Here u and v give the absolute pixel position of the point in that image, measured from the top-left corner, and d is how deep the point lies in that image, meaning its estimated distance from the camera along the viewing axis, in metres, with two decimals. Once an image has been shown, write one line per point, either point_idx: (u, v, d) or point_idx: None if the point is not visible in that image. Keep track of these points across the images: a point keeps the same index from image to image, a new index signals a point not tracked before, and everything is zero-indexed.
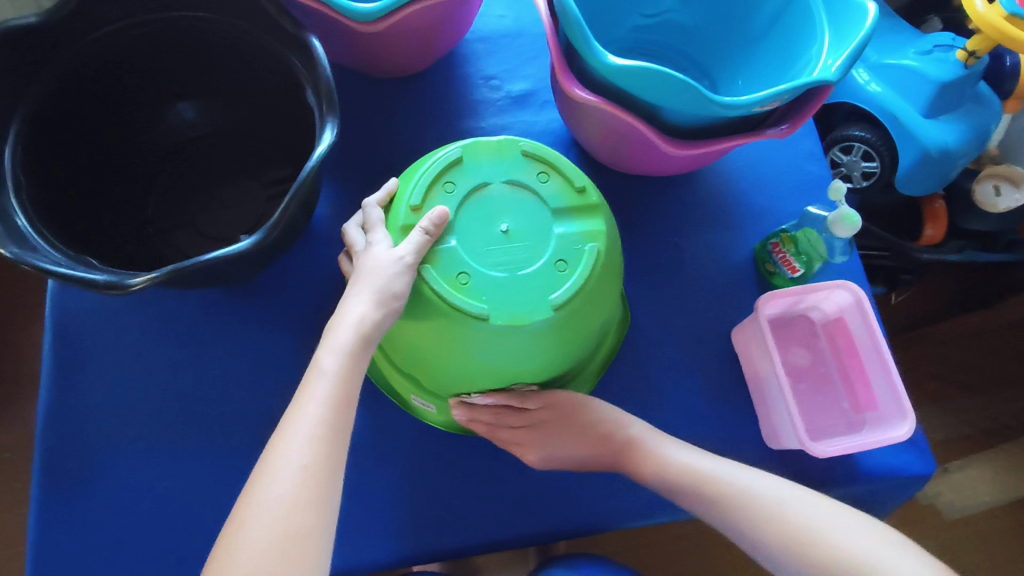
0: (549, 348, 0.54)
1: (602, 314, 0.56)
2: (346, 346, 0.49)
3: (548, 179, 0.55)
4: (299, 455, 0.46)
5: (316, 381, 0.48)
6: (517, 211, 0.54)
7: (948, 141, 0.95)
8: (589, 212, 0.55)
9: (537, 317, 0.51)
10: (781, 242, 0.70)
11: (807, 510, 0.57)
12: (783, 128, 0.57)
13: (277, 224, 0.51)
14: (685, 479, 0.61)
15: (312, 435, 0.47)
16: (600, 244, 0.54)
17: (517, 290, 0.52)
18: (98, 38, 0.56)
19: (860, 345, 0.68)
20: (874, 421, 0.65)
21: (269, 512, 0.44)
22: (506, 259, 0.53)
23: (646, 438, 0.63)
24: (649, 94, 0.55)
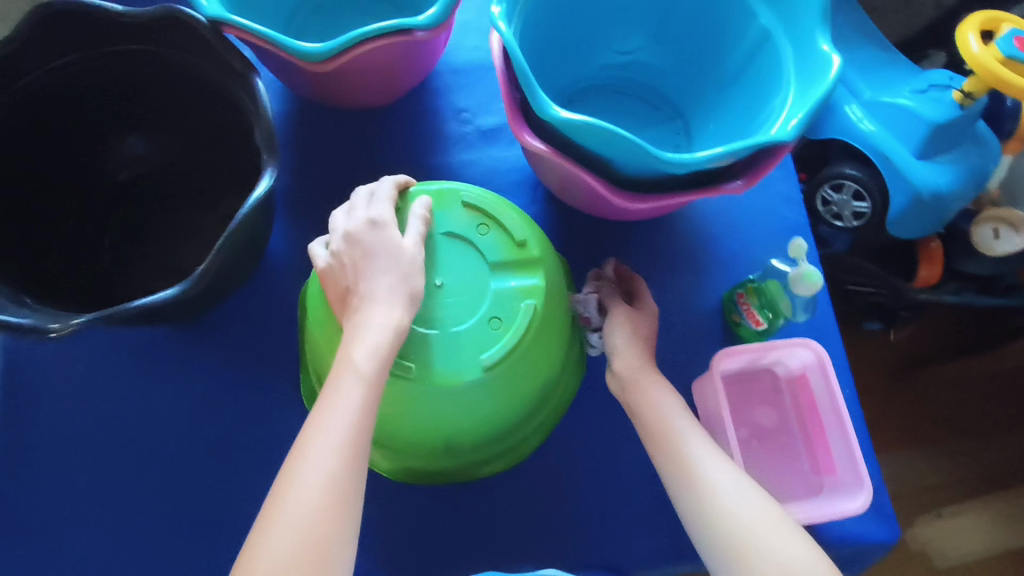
0: (481, 407, 0.53)
1: (543, 368, 0.55)
2: (381, 346, 0.48)
3: (487, 231, 0.55)
4: (326, 462, 0.44)
5: (346, 376, 0.47)
6: (452, 264, 0.54)
7: (941, 184, 0.91)
8: (528, 266, 0.54)
9: (466, 377, 0.51)
10: (745, 293, 0.67)
11: (726, 483, 0.52)
12: (739, 184, 0.54)
13: (204, 275, 0.51)
14: (662, 427, 0.56)
15: (339, 445, 0.45)
16: (537, 301, 0.53)
17: (448, 348, 0.52)
18: (46, 75, 0.57)
19: (822, 407, 0.65)
20: (831, 487, 0.63)
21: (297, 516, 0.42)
22: (439, 315, 0.53)
23: (642, 380, 0.59)
24: (598, 146, 0.53)
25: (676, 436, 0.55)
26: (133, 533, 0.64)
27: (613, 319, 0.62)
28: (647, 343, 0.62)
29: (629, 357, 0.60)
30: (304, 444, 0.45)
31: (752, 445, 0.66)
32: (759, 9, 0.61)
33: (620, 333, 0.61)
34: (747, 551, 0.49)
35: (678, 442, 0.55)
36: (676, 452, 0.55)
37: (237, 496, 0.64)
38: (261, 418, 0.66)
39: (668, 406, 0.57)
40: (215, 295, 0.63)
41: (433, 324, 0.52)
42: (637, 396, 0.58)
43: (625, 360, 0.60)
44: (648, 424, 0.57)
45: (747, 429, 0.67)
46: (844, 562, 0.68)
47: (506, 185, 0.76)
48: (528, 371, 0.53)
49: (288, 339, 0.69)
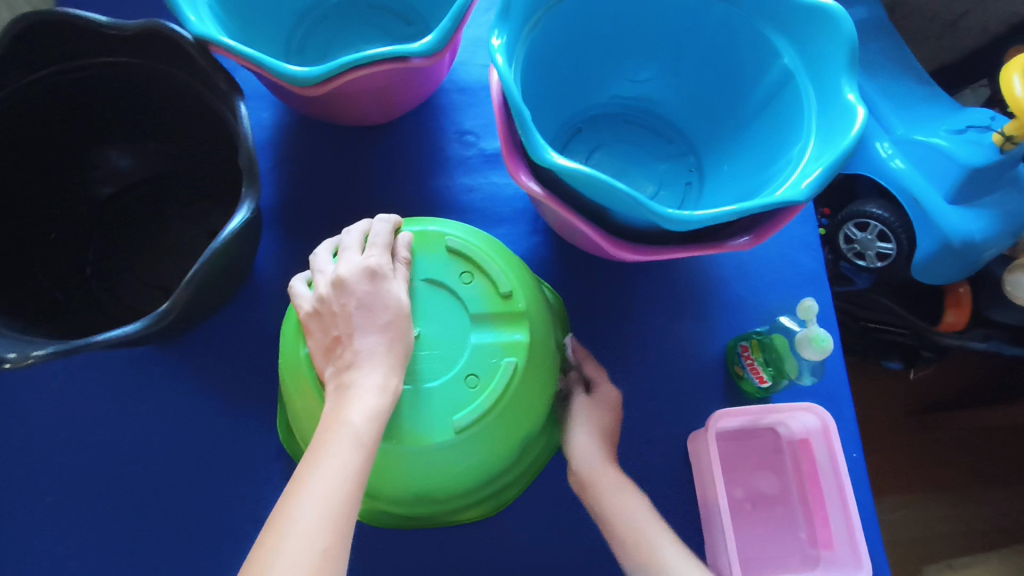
0: (451, 467, 0.53)
1: (520, 428, 0.55)
2: (378, 407, 0.47)
3: (471, 280, 0.56)
4: (318, 537, 0.40)
5: (340, 437, 0.45)
6: (432, 315, 0.55)
7: (974, 232, 0.85)
8: (510, 319, 0.55)
9: (437, 438, 0.52)
10: (750, 347, 0.64)
11: (687, 573, 0.51)
12: (744, 241, 0.50)
13: (169, 311, 0.48)
14: (625, 530, 0.54)
15: (330, 515, 0.41)
16: (518, 358, 0.54)
17: (423, 406, 0.52)
18: (27, 85, 0.54)
19: (823, 474, 0.61)
20: (828, 562, 0.59)
21: None
22: (416, 369, 0.54)
23: (598, 475, 0.57)
24: (596, 196, 0.50)
25: (643, 537, 0.53)
26: (99, 556, 0.62)
27: (574, 410, 0.61)
28: (608, 440, 0.60)
29: (592, 459, 0.58)
30: (291, 503, 0.41)
31: (746, 508, 0.63)
32: (782, 48, 0.57)
33: (581, 429, 0.60)
34: None
35: (645, 543, 0.53)
36: (641, 551, 0.53)
37: (208, 525, 0.63)
38: (237, 445, 0.64)
39: (634, 508, 0.55)
40: (193, 318, 0.60)
41: (408, 377, 0.53)
42: (599, 498, 0.56)
43: (584, 455, 0.58)
44: (613, 527, 0.55)
45: (742, 491, 0.64)
46: None
47: (508, 213, 0.73)
48: (505, 432, 0.53)
49: (270, 365, 0.67)
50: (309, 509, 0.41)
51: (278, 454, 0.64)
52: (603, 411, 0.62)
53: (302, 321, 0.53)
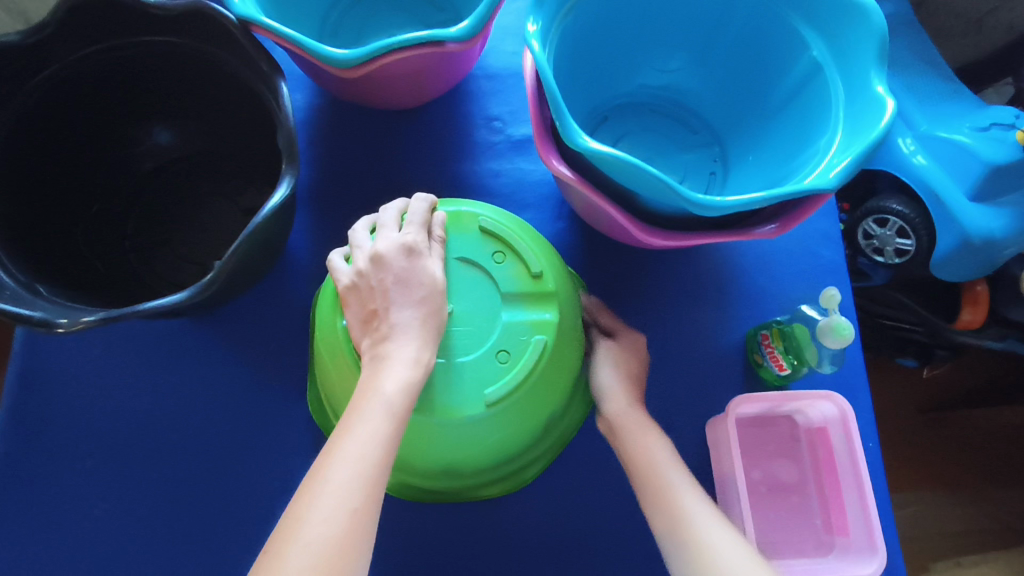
0: (479, 440, 0.55)
1: (546, 405, 0.56)
2: (410, 379, 0.48)
3: (503, 260, 0.58)
4: (349, 498, 0.42)
5: (374, 404, 0.46)
6: (465, 294, 0.57)
7: (994, 230, 0.86)
8: (540, 300, 0.57)
9: (468, 411, 0.53)
10: (771, 335, 0.65)
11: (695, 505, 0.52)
12: (771, 228, 0.51)
13: (214, 280, 0.50)
14: (646, 468, 0.55)
15: (361, 478, 0.43)
16: (547, 337, 0.56)
17: (453, 380, 0.54)
18: (76, 60, 0.56)
19: (840, 463, 0.62)
20: (843, 549, 0.60)
21: (312, 551, 0.39)
22: (448, 344, 0.55)
23: (622, 416, 0.59)
24: (627, 181, 0.51)
25: (656, 471, 0.54)
26: (133, 520, 0.64)
27: (597, 352, 0.63)
28: (634, 382, 0.61)
29: (615, 396, 0.60)
30: (325, 466, 0.43)
31: (762, 490, 0.64)
32: (811, 40, 0.58)
33: (605, 368, 0.62)
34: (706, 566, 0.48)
35: (657, 471, 0.54)
36: (652, 479, 0.54)
37: (238, 493, 0.65)
38: (268, 417, 0.66)
39: (654, 448, 0.56)
40: (229, 293, 0.62)
41: (441, 351, 0.55)
42: (624, 437, 0.58)
43: (611, 401, 0.60)
44: (636, 463, 0.56)
45: (760, 474, 0.65)
46: None
47: (534, 198, 0.74)
48: (531, 408, 0.55)
49: (300, 340, 0.68)
50: (341, 473, 0.42)
51: (308, 427, 0.66)
52: (630, 354, 0.63)
53: (340, 294, 0.54)
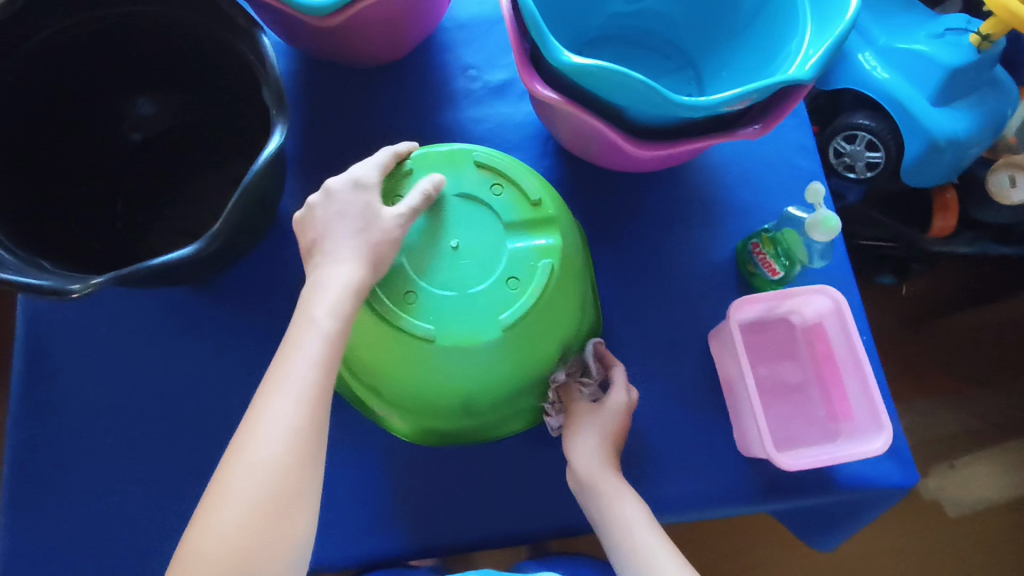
0: (499, 365, 0.57)
1: (556, 326, 0.59)
2: (338, 302, 0.50)
3: (501, 191, 0.60)
4: (287, 419, 0.46)
5: (307, 332, 0.49)
6: (467, 228, 0.59)
7: (958, 130, 0.90)
8: (542, 225, 0.59)
9: (486, 337, 0.55)
10: (761, 243, 0.67)
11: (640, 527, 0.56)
12: (756, 128, 0.54)
13: (218, 235, 0.51)
14: (628, 544, 0.55)
15: (299, 401, 0.46)
16: (553, 260, 0.58)
17: (467, 309, 0.56)
18: (47, 37, 0.56)
19: (839, 354, 0.65)
20: (849, 433, 0.63)
21: (255, 474, 0.44)
22: (458, 276, 0.57)
23: (579, 417, 0.61)
24: (612, 95, 0.53)
25: (604, 487, 0.58)
26: (158, 491, 0.65)
27: (579, 416, 0.61)
28: (614, 442, 0.61)
29: (586, 426, 0.60)
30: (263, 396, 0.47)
31: (767, 391, 0.67)
32: None
33: (587, 433, 0.60)
34: None
35: (608, 494, 0.57)
36: (610, 522, 0.57)
37: None
38: None
39: (609, 481, 0.58)
40: (229, 254, 0.63)
41: (452, 285, 0.57)
42: (598, 504, 0.58)
43: (586, 461, 0.59)
44: (617, 537, 0.56)
45: (764, 376, 0.67)
46: (858, 504, 0.69)
47: (518, 140, 0.75)
48: (545, 329, 0.58)
49: None
50: (273, 401, 0.46)
51: None
52: (613, 415, 0.61)
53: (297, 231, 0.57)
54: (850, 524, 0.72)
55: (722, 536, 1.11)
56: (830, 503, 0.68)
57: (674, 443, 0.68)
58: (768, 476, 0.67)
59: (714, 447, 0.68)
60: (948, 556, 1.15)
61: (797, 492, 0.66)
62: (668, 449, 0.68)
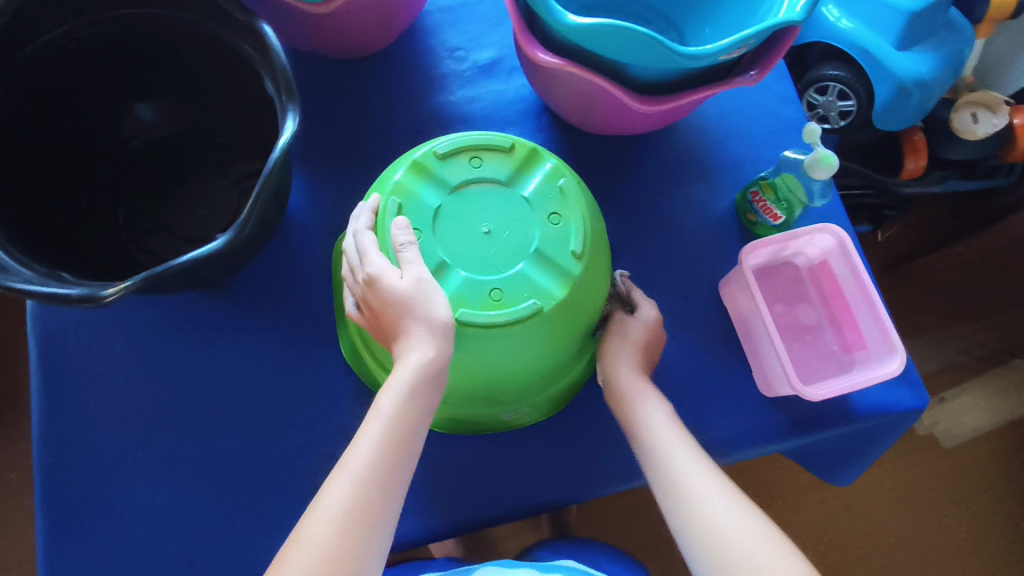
0: (582, 311, 0.60)
1: (602, 242, 0.62)
2: (404, 386, 0.51)
3: (482, 161, 0.61)
4: (344, 496, 0.48)
5: (373, 422, 0.51)
6: (484, 209, 0.60)
7: (923, 73, 0.93)
8: (531, 159, 0.62)
9: (576, 273, 0.58)
10: (760, 190, 0.70)
11: (664, 436, 0.57)
12: (753, 75, 0.56)
13: (249, 219, 0.50)
14: (647, 439, 0.57)
15: (358, 480, 0.49)
16: (568, 175, 0.61)
17: (543, 265, 0.58)
18: (43, 45, 0.56)
19: (846, 287, 0.68)
20: (864, 360, 0.66)
21: (312, 550, 0.46)
22: (517, 244, 0.59)
23: (613, 333, 0.63)
24: (614, 52, 0.55)
25: (629, 395, 0.60)
26: (193, 497, 0.64)
27: (613, 326, 0.64)
28: (646, 353, 0.63)
29: (617, 344, 0.62)
30: (335, 477, 0.49)
31: (783, 331, 0.69)
32: None
33: (618, 342, 0.63)
34: (680, 492, 0.54)
35: (633, 402, 0.59)
36: (637, 426, 0.59)
37: (294, 448, 0.65)
38: (305, 369, 0.67)
39: (638, 390, 0.60)
40: (246, 254, 0.62)
41: (516, 259, 0.58)
42: (625, 408, 0.60)
43: (614, 369, 0.61)
44: (639, 433, 0.58)
45: (782, 318, 0.69)
46: (875, 431, 0.72)
47: (511, 116, 0.76)
48: (598, 251, 0.61)
49: (320, 293, 0.69)
50: (343, 484, 0.49)
51: (348, 372, 0.67)
52: (645, 328, 0.63)
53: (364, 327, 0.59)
54: (869, 452, 0.74)
55: None
56: (850, 433, 0.71)
57: (699, 392, 0.69)
58: (792, 414, 0.69)
59: (737, 391, 0.69)
60: (950, 484, 1.19)
61: (821, 425, 0.68)
62: (694, 400, 0.69)
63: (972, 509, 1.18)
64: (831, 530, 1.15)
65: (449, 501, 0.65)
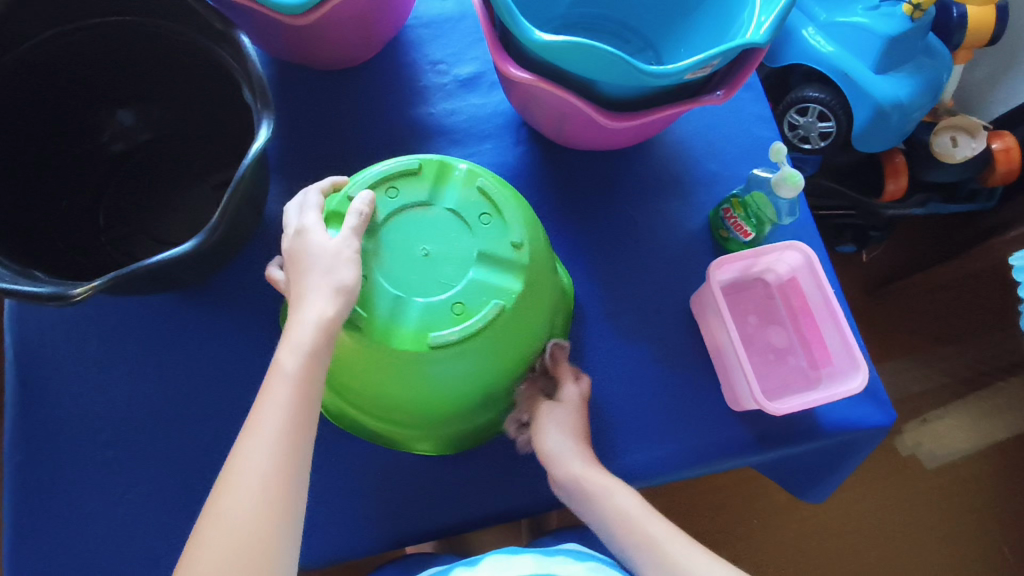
0: (536, 310, 0.60)
1: (540, 230, 0.63)
2: (306, 345, 0.51)
3: (396, 189, 0.61)
4: (257, 466, 0.47)
5: (276, 383, 0.50)
6: (415, 234, 0.59)
7: (901, 96, 0.95)
8: (448, 173, 0.62)
9: (525, 259, 0.58)
10: (732, 208, 0.71)
11: (633, 511, 0.57)
12: (719, 94, 0.57)
13: (218, 225, 0.51)
14: (619, 523, 0.56)
15: (269, 447, 0.48)
16: (484, 176, 0.61)
17: (491, 267, 0.58)
18: (24, 52, 0.58)
19: (814, 304, 0.69)
20: (830, 377, 0.67)
21: (226, 529, 0.45)
22: (458, 256, 0.59)
23: (543, 414, 0.62)
24: (583, 70, 0.56)
25: (577, 472, 0.59)
26: (161, 499, 0.64)
27: (540, 416, 0.62)
28: (580, 434, 0.62)
29: (558, 441, 0.61)
30: (221, 495, 0.47)
31: (752, 347, 0.70)
32: None
33: (551, 433, 0.61)
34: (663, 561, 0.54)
35: (587, 483, 0.58)
36: (599, 503, 0.58)
37: None
38: None
39: (591, 469, 0.59)
40: (221, 258, 0.63)
41: (465, 270, 0.58)
42: (580, 492, 0.58)
43: (558, 459, 0.60)
44: (599, 515, 0.57)
45: (753, 336, 0.70)
46: (844, 447, 0.72)
47: (490, 130, 0.77)
48: (540, 237, 0.61)
49: None
50: (253, 457, 0.47)
51: None
52: (572, 409, 0.63)
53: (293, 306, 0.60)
54: (838, 469, 0.75)
55: (715, 505, 1.15)
56: (818, 449, 0.71)
57: (666, 406, 0.70)
58: (758, 428, 0.69)
59: (704, 405, 0.70)
60: (931, 506, 1.19)
61: (787, 441, 0.69)
62: (662, 413, 0.69)
63: (951, 532, 1.18)
64: (809, 549, 1.15)
65: (416, 508, 0.66)
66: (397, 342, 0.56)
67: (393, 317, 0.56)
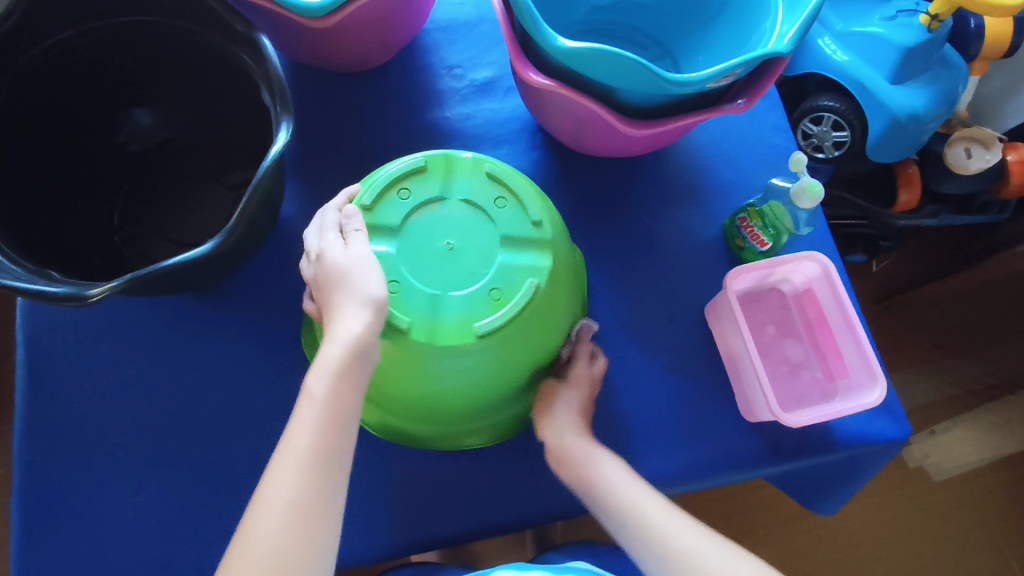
0: (562, 287, 0.61)
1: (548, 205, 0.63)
2: (334, 366, 0.50)
3: (407, 190, 0.60)
4: (285, 489, 0.47)
5: (306, 406, 0.50)
6: (434, 232, 0.59)
7: (917, 107, 0.94)
8: (455, 165, 0.62)
9: (548, 233, 0.59)
10: (748, 217, 0.71)
11: (611, 471, 0.58)
12: (741, 102, 0.57)
13: (236, 228, 0.51)
14: (598, 479, 0.58)
15: (296, 470, 0.47)
16: (491, 162, 0.62)
17: (518, 248, 0.59)
18: (42, 52, 0.57)
19: (830, 315, 0.69)
20: (846, 389, 0.66)
21: (255, 551, 0.45)
22: (484, 241, 0.59)
23: (553, 389, 0.62)
24: (604, 77, 0.56)
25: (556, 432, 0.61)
26: (171, 500, 0.64)
27: (558, 396, 0.62)
28: (585, 417, 0.62)
29: (560, 421, 0.61)
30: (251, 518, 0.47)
31: (768, 357, 0.69)
32: None
33: (560, 412, 0.61)
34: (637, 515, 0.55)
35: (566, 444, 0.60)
36: (577, 462, 0.59)
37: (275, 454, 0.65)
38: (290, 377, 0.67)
39: (566, 427, 0.61)
40: (237, 259, 0.63)
41: (495, 254, 0.59)
42: (565, 453, 0.60)
43: (557, 435, 0.61)
44: (580, 473, 0.59)
45: (768, 346, 0.70)
46: (859, 460, 0.71)
47: (506, 135, 0.77)
48: (553, 213, 0.62)
49: None
50: (283, 477, 0.47)
51: None
52: (582, 388, 0.63)
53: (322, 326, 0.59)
54: (852, 482, 0.74)
55: (722, 515, 1.14)
56: (834, 461, 0.71)
57: (680, 415, 0.69)
58: (774, 439, 0.69)
59: (719, 416, 0.69)
60: (941, 519, 1.18)
61: (803, 453, 0.69)
62: (676, 422, 0.69)
63: (961, 545, 1.17)
64: (817, 560, 1.14)
65: (428, 514, 0.65)
66: (443, 339, 0.55)
67: (433, 313, 0.56)
